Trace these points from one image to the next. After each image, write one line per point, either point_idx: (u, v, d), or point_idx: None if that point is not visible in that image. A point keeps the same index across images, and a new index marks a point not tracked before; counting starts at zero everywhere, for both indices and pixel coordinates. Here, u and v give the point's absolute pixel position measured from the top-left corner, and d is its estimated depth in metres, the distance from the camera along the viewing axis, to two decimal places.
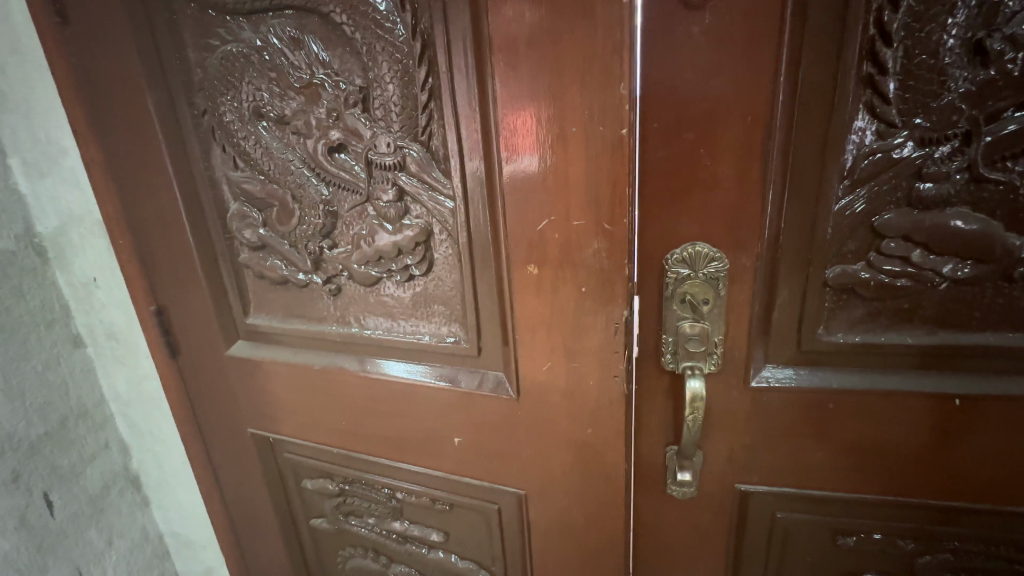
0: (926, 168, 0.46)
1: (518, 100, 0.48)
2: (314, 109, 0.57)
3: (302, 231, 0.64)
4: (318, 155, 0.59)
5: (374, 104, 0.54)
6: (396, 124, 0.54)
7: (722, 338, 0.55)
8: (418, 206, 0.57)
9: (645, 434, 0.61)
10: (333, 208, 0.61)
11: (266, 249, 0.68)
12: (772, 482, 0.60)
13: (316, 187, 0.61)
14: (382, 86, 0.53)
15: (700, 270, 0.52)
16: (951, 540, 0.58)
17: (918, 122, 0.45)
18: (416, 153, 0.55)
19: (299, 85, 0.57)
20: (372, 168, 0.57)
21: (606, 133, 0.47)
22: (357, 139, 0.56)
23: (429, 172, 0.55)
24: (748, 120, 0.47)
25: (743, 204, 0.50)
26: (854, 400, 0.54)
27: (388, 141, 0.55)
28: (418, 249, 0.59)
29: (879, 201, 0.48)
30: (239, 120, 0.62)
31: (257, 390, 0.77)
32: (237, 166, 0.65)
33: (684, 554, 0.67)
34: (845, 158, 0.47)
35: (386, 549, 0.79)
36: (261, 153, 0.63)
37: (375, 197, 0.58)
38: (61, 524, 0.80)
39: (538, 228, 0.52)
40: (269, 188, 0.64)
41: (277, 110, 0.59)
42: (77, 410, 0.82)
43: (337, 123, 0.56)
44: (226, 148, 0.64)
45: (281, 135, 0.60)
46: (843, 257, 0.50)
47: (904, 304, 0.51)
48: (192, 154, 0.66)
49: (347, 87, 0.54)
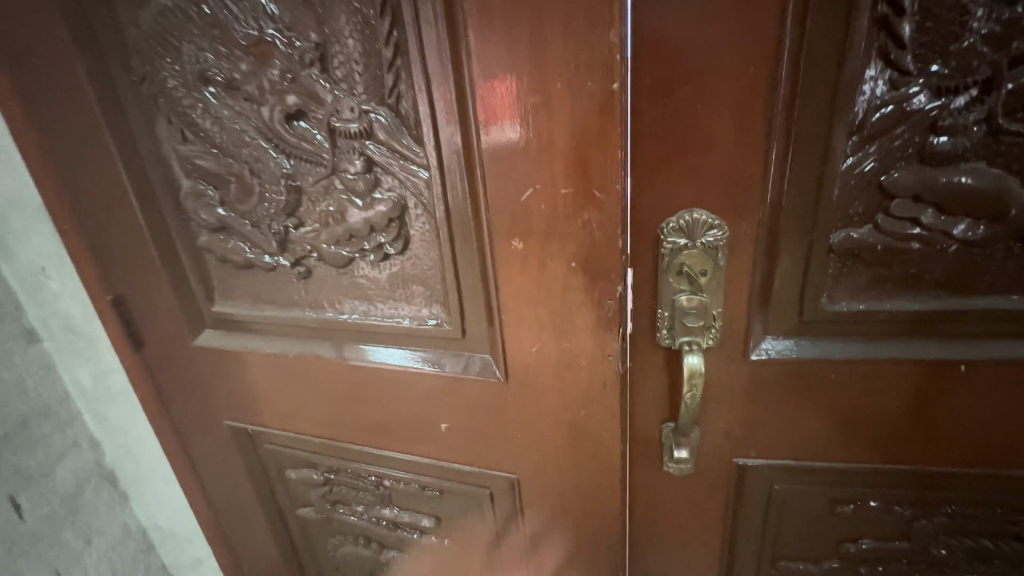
0: (941, 120, 0.42)
1: (495, 54, 0.42)
2: (266, 71, 0.51)
3: (264, 210, 0.59)
4: (274, 124, 0.53)
5: (333, 62, 0.48)
6: (360, 85, 0.48)
7: (721, 311, 0.51)
8: (389, 177, 0.52)
9: (641, 412, 0.59)
10: (297, 182, 0.56)
11: (227, 231, 0.62)
12: (770, 455, 0.59)
13: (275, 160, 0.56)
14: (341, 41, 0.47)
15: (698, 239, 0.49)
16: (947, 505, 0.58)
17: (935, 70, 0.41)
18: (384, 118, 0.49)
19: (247, 43, 0.50)
20: (336, 136, 0.52)
21: (595, 90, 0.42)
22: (317, 104, 0.50)
23: (399, 139, 0.50)
24: (749, 71, 0.43)
25: (744, 166, 0.46)
26: (855, 371, 0.52)
27: (352, 105, 0.49)
28: (392, 226, 0.54)
29: (889, 159, 0.44)
30: (183, 86, 0.55)
31: (231, 382, 0.72)
32: (187, 139, 0.58)
33: (681, 530, 0.66)
34: (855, 112, 0.43)
35: (377, 536, 0.77)
36: (211, 124, 0.56)
37: (342, 169, 0.53)
38: (33, 527, 0.76)
39: (522, 199, 0.47)
40: (224, 163, 0.58)
41: (225, 74, 0.53)
42: (39, 409, 0.77)
43: (293, 86, 0.50)
44: (172, 119, 0.58)
45: (232, 103, 0.54)
46: (849, 221, 0.47)
47: (911, 269, 0.48)
48: (135, 127, 0.59)
49: (301, 44, 0.48)
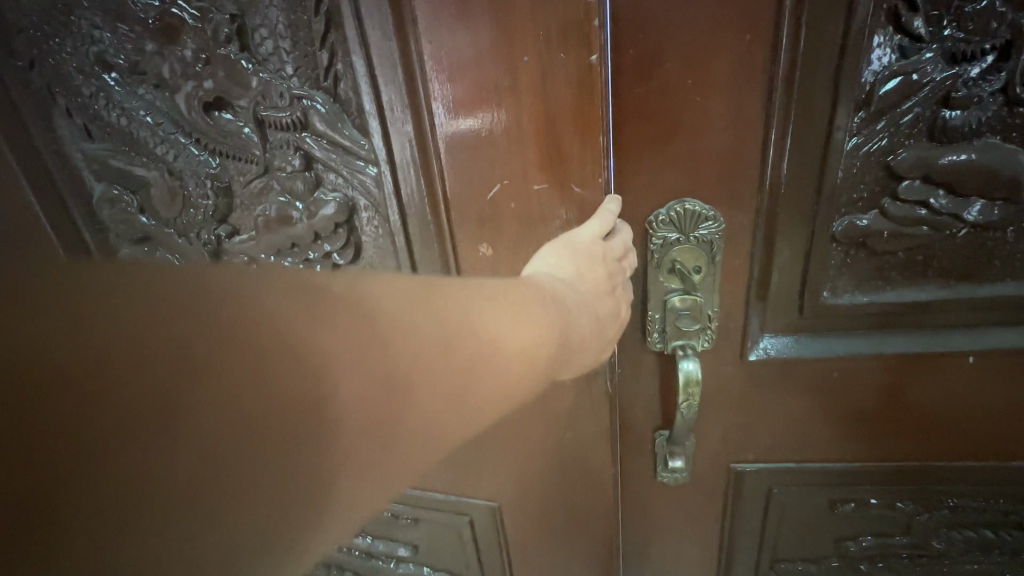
0: (956, 92, 0.38)
1: (447, 23, 0.36)
2: (175, 51, 0.43)
3: (190, 218, 0.51)
4: (191, 114, 0.45)
5: (255, 38, 0.41)
6: (289, 66, 0.41)
7: (717, 311, 0.47)
8: (334, 175, 0.45)
9: (631, 421, 0.54)
10: (226, 184, 0.48)
11: (151, 243, 0.54)
12: (769, 458, 0.55)
13: (198, 159, 0.48)
14: (262, 12, 0.40)
15: (691, 233, 0.44)
16: (949, 499, 0.55)
17: (950, 34, 0.36)
18: (322, 104, 0.42)
19: (149, 17, 0.42)
20: (265, 128, 0.44)
21: (568, 64, 0.36)
22: (239, 90, 0.43)
23: (341, 128, 0.42)
24: (746, 40, 0.37)
25: (739, 149, 0.41)
26: (857, 366, 0.49)
27: (281, 90, 0.42)
28: (340, 233, 0.47)
29: (898, 136, 0.40)
30: (79, 71, 0.47)
31: None
32: (92, 135, 0.50)
33: (676, 539, 0.62)
34: (861, 84, 0.38)
35: (349, 565, 0.71)
36: (118, 116, 0.48)
37: (276, 167, 0.45)
38: None
39: (490, 195, 0.41)
40: (139, 162, 0.50)
41: (127, 55, 0.44)
42: None
43: (209, 69, 0.43)
44: (73, 112, 0.49)
45: (139, 90, 0.46)
46: (853, 207, 0.43)
47: (918, 257, 0.44)
48: (27, 122, 0.50)
49: (216, 16, 0.41)
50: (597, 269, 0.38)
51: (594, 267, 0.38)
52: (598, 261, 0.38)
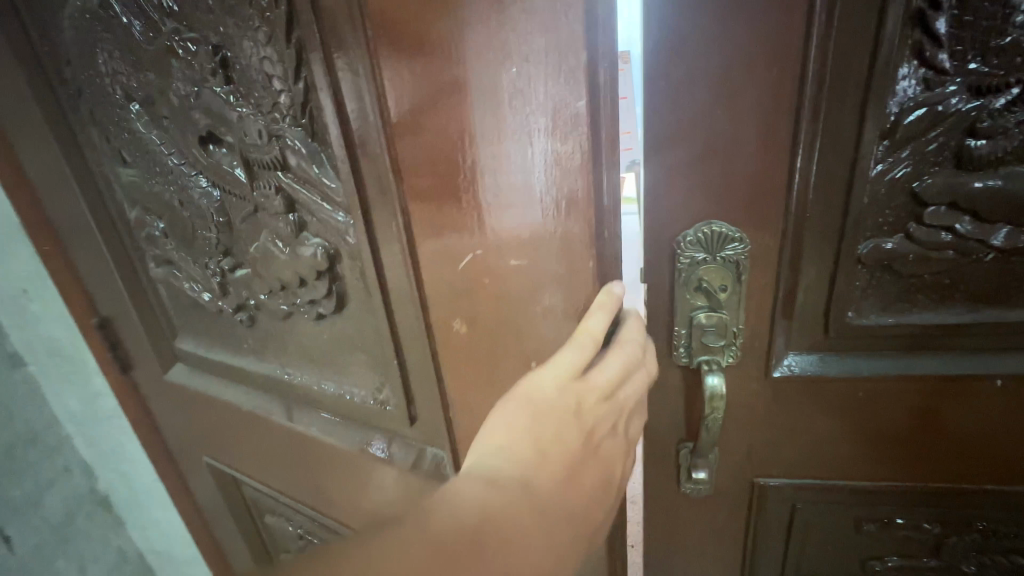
0: (981, 122, 0.39)
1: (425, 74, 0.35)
2: (173, 85, 0.49)
3: (204, 245, 0.59)
4: (196, 148, 0.51)
5: (237, 72, 0.44)
6: (269, 105, 0.43)
7: (741, 328, 0.48)
8: (315, 222, 0.48)
9: (657, 433, 0.56)
10: (227, 216, 0.54)
11: (176, 265, 0.63)
12: (793, 474, 0.56)
13: (204, 189, 0.54)
14: (241, 49, 0.42)
15: (717, 253, 0.46)
16: (977, 522, 0.55)
17: (974, 68, 0.38)
18: (300, 144, 0.44)
19: (149, 48, 0.48)
20: (254, 167, 0.48)
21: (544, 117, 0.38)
22: (229, 126, 0.47)
23: (316, 168, 0.44)
24: (774, 72, 0.40)
25: (767, 174, 0.43)
26: (883, 386, 0.50)
27: (263, 127, 0.45)
28: (323, 282, 0.50)
29: (922, 164, 0.41)
30: (111, 103, 0.55)
31: (196, 413, 0.74)
32: (125, 162, 0.59)
33: (700, 551, 0.63)
34: (887, 113, 0.40)
35: None
36: (141, 147, 0.56)
37: (264, 206, 0.49)
38: (22, 557, 0.76)
39: (463, 266, 0.42)
40: (160, 188, 0.58)
41: (141, 91, 0.51)
42: (24, 435, 0.77)
43: (202, 105, 0.48)
44: (109, 140, 0.58)
45: (155, 124, 0.53)
46: (879, 230, 0.44)
47: (944, 279, 0.45)
48: (81, 146, 0.60)
49: (203, 53, 0.45)
50: (564, 423, 0.41)
51: (560, 430, 0.40)
52: (565, 406, 0.41)
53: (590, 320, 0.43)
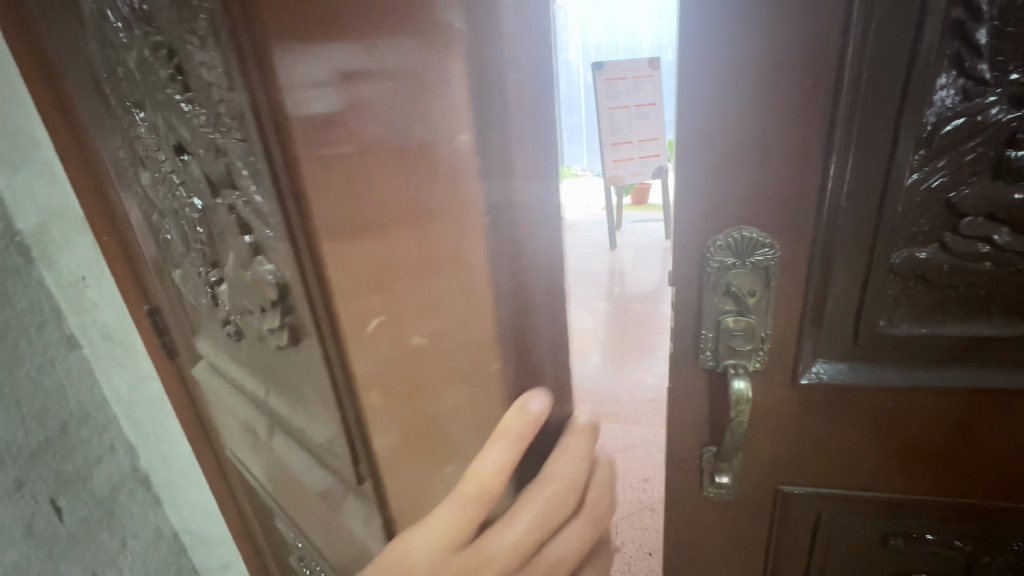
0: (1020, 133, 0.40)
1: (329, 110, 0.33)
2: (160, 96, 0.50)
3: (199, 255, 0.60)
4: (182, 159, 0.52)
5: (194, 83, 0.42)
6: (216, 118, 0.41)
7: (769, 333, 0.49)
8: (264, 247, 0.44)
9: (680, 436, 0.56)
10: (209, 229, 0.54)
11: (185, 268, 0.65)
12: (819, 483, 0.56)
13: (191, 200, 0.54)
14: (193, 59, 0.40)
15: (747, 258, 0.46)
16: (1012, 541, 0.54)
17: (1015, 79, 0.38)
18: (240, 164, 0.40)
19: (140, 60, 0.49)
20: (218, 184, 0.47)
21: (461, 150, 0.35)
22: (196, 139, 0.46)
23: (253, 190, 0.40)
24: (808, 83, 0.40)
25: (800, 182, 0.43)
26: (913, 397, 0.49)
27: (217, 143, 0.43)
28: (274, 313, 0.46)
29: (959, 174, 0.42)
30: (126, 110, 0.58)
31: (216, 409, 0.79)
32: (141, 166, 0.62)
33: (721, 557, 0.63)
34: (924, 123, 0.40)
35: None
36: (148, 153, 0.58)
37: (229, 222, 0.48)
38: (72, 530, 0.70)
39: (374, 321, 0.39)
40: (166, 194, 0.60)
41: (143, 100, 0.53)
42: (77, 414, 0.72)
43: (178, 117, 0.48)
44: (130, 145, 0.61)
45: (153, 132, 0.54)
46: (913, 240, 0.44)
47: (980, 291, 0.45)
48: (110, 149, 0.65)
49: (174, 66, 0.44)
50: None
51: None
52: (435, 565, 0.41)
53: (492, 452, 0.42)
